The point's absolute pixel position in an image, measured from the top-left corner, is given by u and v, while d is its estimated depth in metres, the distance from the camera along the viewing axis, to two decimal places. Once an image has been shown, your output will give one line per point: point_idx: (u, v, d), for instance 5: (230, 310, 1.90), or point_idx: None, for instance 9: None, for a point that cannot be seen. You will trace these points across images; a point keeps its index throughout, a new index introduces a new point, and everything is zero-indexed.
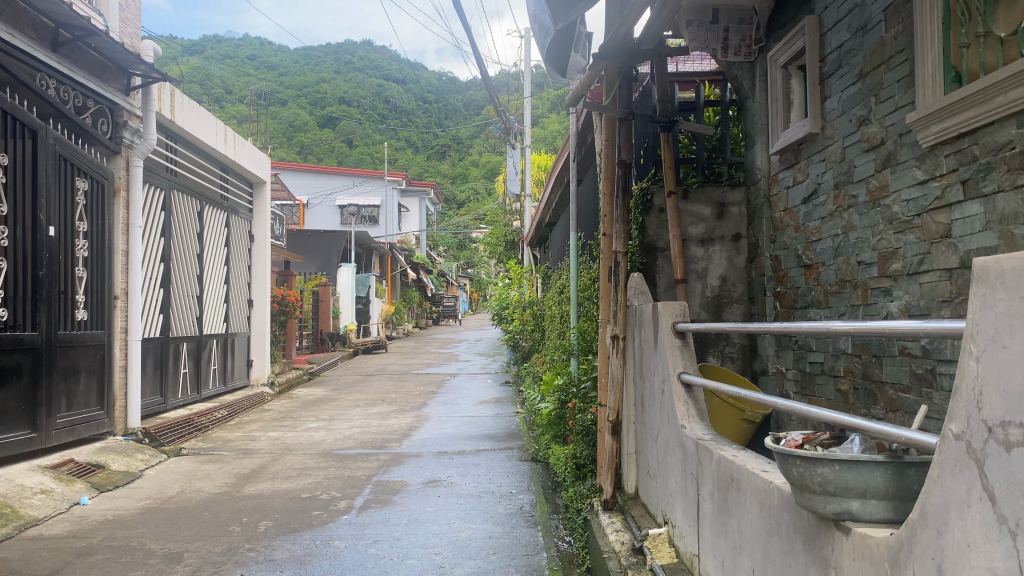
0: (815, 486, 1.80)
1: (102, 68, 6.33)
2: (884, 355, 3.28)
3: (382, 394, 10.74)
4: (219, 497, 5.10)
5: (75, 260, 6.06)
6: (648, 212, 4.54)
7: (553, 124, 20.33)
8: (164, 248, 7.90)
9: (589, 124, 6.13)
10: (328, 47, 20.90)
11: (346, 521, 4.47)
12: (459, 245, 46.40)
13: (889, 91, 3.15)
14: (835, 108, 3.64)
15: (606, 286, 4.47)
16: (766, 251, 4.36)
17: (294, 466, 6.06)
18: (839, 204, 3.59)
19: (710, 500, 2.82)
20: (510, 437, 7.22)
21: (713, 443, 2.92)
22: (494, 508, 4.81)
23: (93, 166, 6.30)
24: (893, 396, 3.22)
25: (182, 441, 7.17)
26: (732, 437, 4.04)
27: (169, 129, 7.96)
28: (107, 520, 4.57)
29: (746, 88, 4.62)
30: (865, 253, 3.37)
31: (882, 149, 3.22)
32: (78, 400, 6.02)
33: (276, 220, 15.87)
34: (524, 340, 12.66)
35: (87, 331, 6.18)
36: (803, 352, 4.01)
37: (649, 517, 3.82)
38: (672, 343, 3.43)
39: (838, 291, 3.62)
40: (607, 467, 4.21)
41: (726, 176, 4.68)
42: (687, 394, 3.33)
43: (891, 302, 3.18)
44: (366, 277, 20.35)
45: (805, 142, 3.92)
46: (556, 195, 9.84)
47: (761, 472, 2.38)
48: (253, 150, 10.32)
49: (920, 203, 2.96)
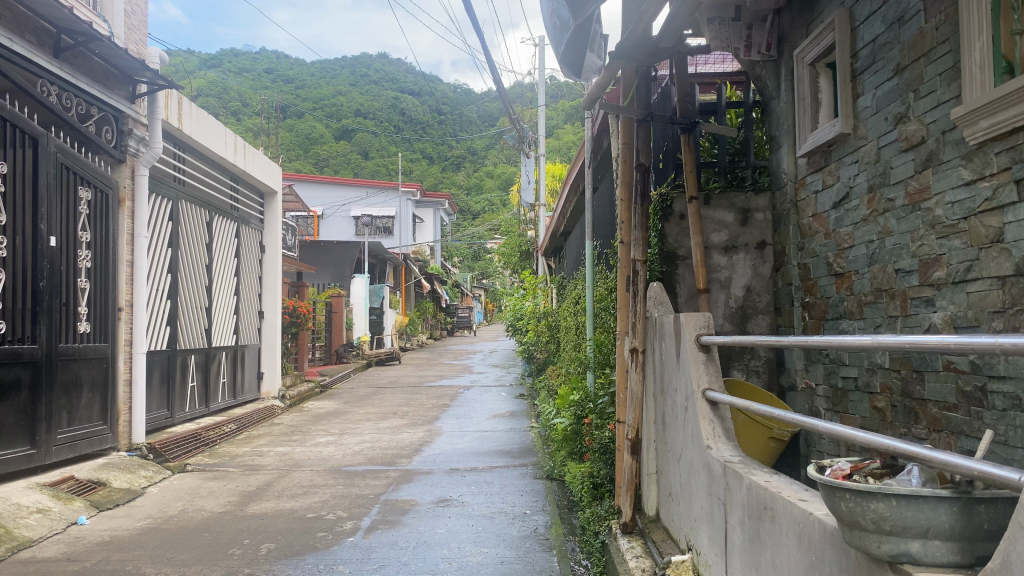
0: (867, 524, 1.57)
1: (106, 75, 6.30)
2: (926, 370, 3.00)
3: (394, 407, 10.55)
4: (221, 517, 4.93)
5: (78, 270, 5.97)
6: (667, 218, 4.36)
7: (568, 135, 20.15)
8: (171, 259, 7.80)
9: (605, 129, 5.93)
10: (343, 60, 20.73)
11: (351, 544, 4.27)
12: (474, 256, 46.36)
13: (930, 85, 2.93)
14: (868, 105, 3.42)
15: (623, 297, 4.28)
16: (794, 259, 4.12)
17: (301, 484, 5.87)
18: (874, 208, 3.36)
19: (739, 529, 2.58)
20: (524, 454, 6.98)
21: (743, 466, 2.68)
22: (506, 530, 4.59)
23: (96, 174, 6.22)
24: (937, 415, 2.94)
25: (188, 456, 7.02)
26: (760, 457, 3.81)
27: (177, 137, 7.88)
28: (103, 541, 4.42)
29: (771, 88, 4.38)
30: (903, 260, 3.13)
31: (922, 148, 2.99)
32: (80, 415, 5.90)
33: (289, 230, 15.81)
34: (539, 352, 12.44)
35: (90, 344, 6.06)
36: (834, 366, 3.74)
37: (671, 542, 3.58)
38: (696, 357, 3.20)
39: (873, 301, 3.38)
40: (626, 488, 3.99)
41: (749, 181, 4.45)
42: (713, 412, 3.10)
43: (935, 313, 2.94)
44: (381, 288, 20.47)
45: (836, 143, 3.70)
46: (570, 205, 9.62)
47: (799, 501, 2.14)
48: (264, 159, 10.22)
49: (967, 205, 2.73)
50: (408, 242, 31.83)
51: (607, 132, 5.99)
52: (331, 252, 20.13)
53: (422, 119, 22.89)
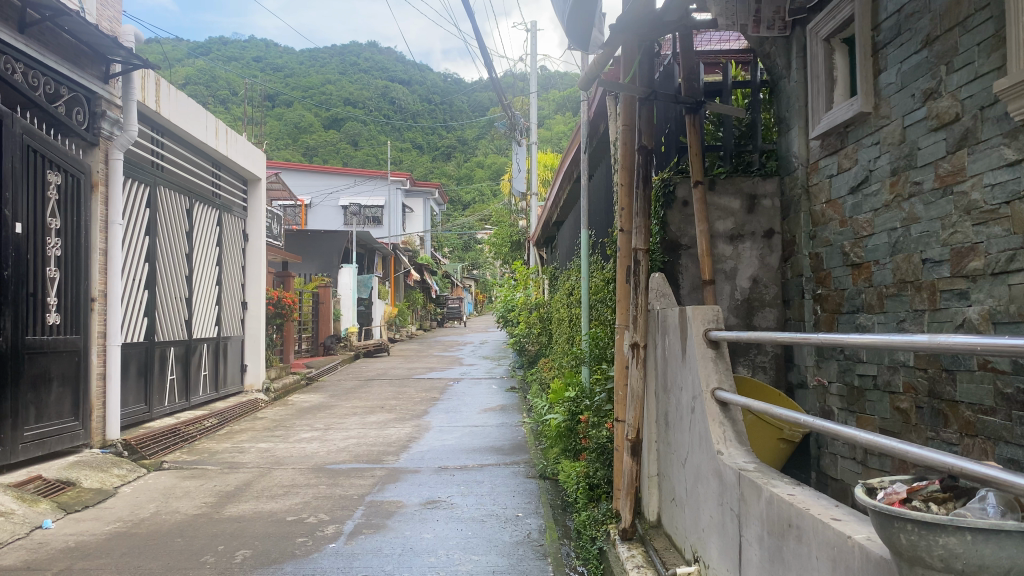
0: (933, 561, 1.30)
1: (77, 53, 5.96)
2: (958, 370, 2.76)
3: (382, 400, 10.27)
4: (195, 520, 4.64)
5: (46, 259, 5.64)
6: (670, 205, 4.11)
7: (559, 125, 19.84)
8: (149, 247, 7.49)
9: (602, 112, 5.67)
10: (333, 48, 20.11)
11: (333, 551, 3.99)
12: (464, 247, 46.14)
13: (965, 57, 2.68)
14: (892, 82, 3.16)
15: (623, 289, 4.03)
16: (805, 248, 3.85)
17: (281, 483, 5.59)
18: (898, 192, 3.10)
19: (757, 545, 2.32)
20: (516, 450, 6.73)
21: (760, 475, 2.43)
22: (498, 535, 4.32)
23: (68, 158, 5.90)
24: (971, 418, 2.70)
25: (165, 454, 6.73)
26: (769, 460, 3.58)
27: (155, 121, 7.55)
28: (68, 548, 4.14)
29: (781, 66, 4.14)
30: (932, 249, 2.89)
31: (956, 127, 2.74)
32: (49, 411, 5.59)
33: (274, 219, 15.45)
34: (530, 344, 12.20)
35: (60, 336, 5.76)
36: (849, 363, 3.49)
37: (675, 551, 3.33)
38: (704, 354, 2.95)
39: (896, 293, 3.13)
40: (625, 492, 3.75)
41: (756, 166, 4.18)
42: (723, 414, 2.84)
43: (969, 307, 2.70)
44: (370, 279, 19.86)
45: (853, 124, 3.45)
46: (563, 194, 9.34)
47: (831, 519, 1.88)
48: (248, 146, 9.88)
49: (1010, 187, 2.48)
50: (397, 232, 31.46)
51: (604, 116, 5.73)
52: (319, 242, 19.77)
53: (413, 109, 22.54)
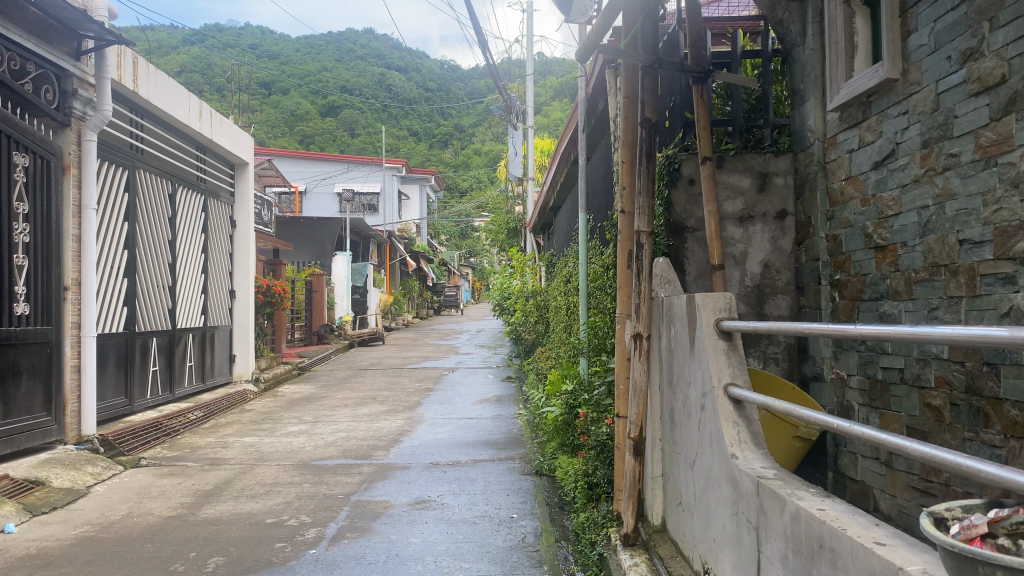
0: None
1: (46, 28, 5.60)
2: (1003, 363, 2.47)
3: (373, 391, 9.96)
4: (169, 523, 4.35)
5: (13, 245, 5.30)
6: (675, 184, 3.81)
7: (556, 110, 19.41)
8: (128, 233, 7.17)
9: (601, 87, 5.35)
10: (331, 36, 20.53)
11: (312, 558, 3.72)
12: (461, 234, 45.85)
13: (1014, 11, 2.38)
14: (923, 44, 2.85)
15: (624, 276, 3.73)
16: (821, 229, 3.55)
17: (263, 481, 5.30)
18: (929, 165, 2.80)
19: (779, 564, 2.04)
20: (511, 445, 6.44)
21: (783, 485, 2.13)
22: (490, 539, 4.04)
23: (35, 138, 5.55)
24: (1017, 418, 2.41)
25: (144, 449, 6.44)
26: (783, 460, 3.31)
27: (132, 103, 7.19)
28: (29, 555, 3.85)
29: (795, 33, 3.80)
30: (971, 228, 2.60)
31: (1001, 90, 2.44)
32: (18, 406, 5.29)
33: (266, 206, 15.13)
34: (527, 332, 11.90)
35: (30, 326, 5.46)
36: (872, 355, 3.21)
37: (682, 560, 3.05)
38: (715, 347, 2.66)
39: (928, 278, 2.83)
40: (627, 494, 3.45)
41: (768, 142, 3.86)
42: (737, 413, 2.54)
43: (1017, 294, 2.41)
44: (364, 266, 20.11)
45: (877, 92, 3.13)
46: (559, 178, 9.01)
47: (875, 544, 1.59)
48: (235, 129, 9.54)
49: None
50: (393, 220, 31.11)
51: (602, 93, 5.42)
52: (311, 230, 19.46)
53: (408, 95, 22.13)
